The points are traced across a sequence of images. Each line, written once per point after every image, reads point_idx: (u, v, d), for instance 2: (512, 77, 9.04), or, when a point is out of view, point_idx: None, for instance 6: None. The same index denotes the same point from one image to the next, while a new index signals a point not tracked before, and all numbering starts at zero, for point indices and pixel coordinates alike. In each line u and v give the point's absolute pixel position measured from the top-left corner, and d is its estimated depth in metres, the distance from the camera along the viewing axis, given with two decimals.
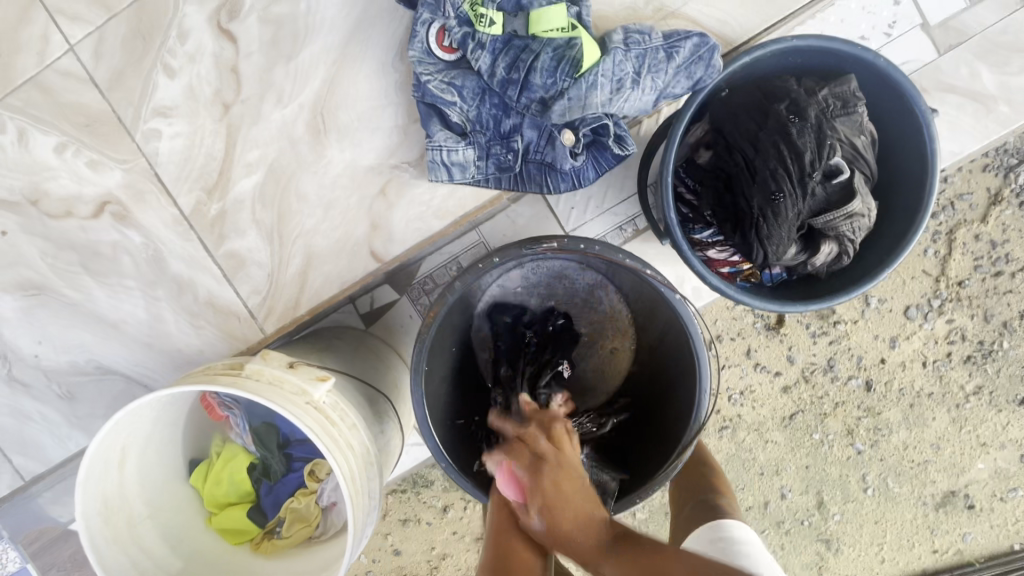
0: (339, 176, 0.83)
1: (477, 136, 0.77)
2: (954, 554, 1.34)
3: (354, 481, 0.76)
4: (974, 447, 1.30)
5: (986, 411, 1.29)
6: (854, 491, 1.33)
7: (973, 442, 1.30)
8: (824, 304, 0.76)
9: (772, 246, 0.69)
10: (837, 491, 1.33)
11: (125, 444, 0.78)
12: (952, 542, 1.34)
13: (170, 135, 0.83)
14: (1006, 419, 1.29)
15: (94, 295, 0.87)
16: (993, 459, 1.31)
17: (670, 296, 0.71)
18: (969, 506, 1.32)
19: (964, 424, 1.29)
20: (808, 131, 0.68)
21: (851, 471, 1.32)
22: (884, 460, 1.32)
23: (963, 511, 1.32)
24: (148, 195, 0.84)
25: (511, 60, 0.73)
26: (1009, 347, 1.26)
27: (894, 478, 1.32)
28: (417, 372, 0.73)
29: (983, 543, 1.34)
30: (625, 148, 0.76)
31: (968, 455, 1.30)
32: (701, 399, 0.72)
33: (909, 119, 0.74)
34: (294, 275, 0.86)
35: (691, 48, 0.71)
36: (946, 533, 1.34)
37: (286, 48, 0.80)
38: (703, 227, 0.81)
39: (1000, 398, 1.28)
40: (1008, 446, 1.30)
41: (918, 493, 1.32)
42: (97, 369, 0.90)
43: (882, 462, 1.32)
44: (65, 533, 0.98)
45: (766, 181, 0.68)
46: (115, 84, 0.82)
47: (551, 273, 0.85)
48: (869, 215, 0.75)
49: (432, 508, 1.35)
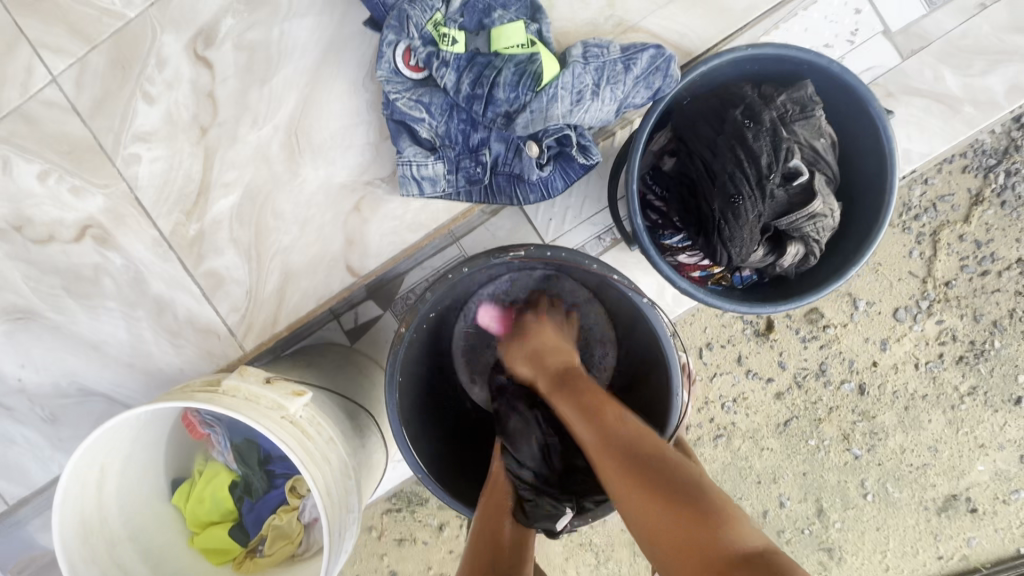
0: (314, 194, 0.85)
1: (447, 150, 0.79)
2: (960, 560, 1.32)
3: (330, 496, 0.76)
4: (973, 449, 1.29)
5: (983, 412, 1.28)
6: (853, 497, 1.31)
7: (972, 444, 1.29)
8: (793, 303, 0.77)
9: (735, 248, 0.70)
10: (836, 497, 1.32)
11: (103, 463, 0.78)
12: (957, 548, 1.32)
13: (150, 159, 0.85)
14: (1004, 419, 1.28)
15: (77, 318, 0.89)
16: (993, 461, 1.29)
17: (639, 301, 0.72)
18: (972, 510, 1.31)
19: (961, 426, 1.28)
20: (764, 135, 0.69)
21: (850, 477, 1.31)
22: (882, 464, 1.30)
23: (967, 515, 1.31)
24: (129, 218, 0.86)
25: (475, 76, 0.75)
26: (1001, 346, 1.26)
27: (893, 483, 1.31)
28: (391, 384, 0.73)
29: (990, 547, 1.32)
30: (590, 157, 0.78)
31: (967, 457, 1.29)
32: (676, 398, 0.73)
33: (865, 119, 0.76)
34: (273, 291, 0.87)
35: (648, 60, 0.73)
36: (950, 539, 1.32)
37: (260, 73, 0.83)
38: (672, 233, 0.83)
39: (996, 398, 1.28)
40: (1007, 447, 1.29)
41: (919, 497, 1.31)
42: (80, 392, 0.91)
43: (880, 467, 1.31)
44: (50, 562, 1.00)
45: (726, 185, 0.70)
46: (96, 113, 0.84)
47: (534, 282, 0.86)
48: (832, 215, 0.76)
49: (428, 526, 1.34)
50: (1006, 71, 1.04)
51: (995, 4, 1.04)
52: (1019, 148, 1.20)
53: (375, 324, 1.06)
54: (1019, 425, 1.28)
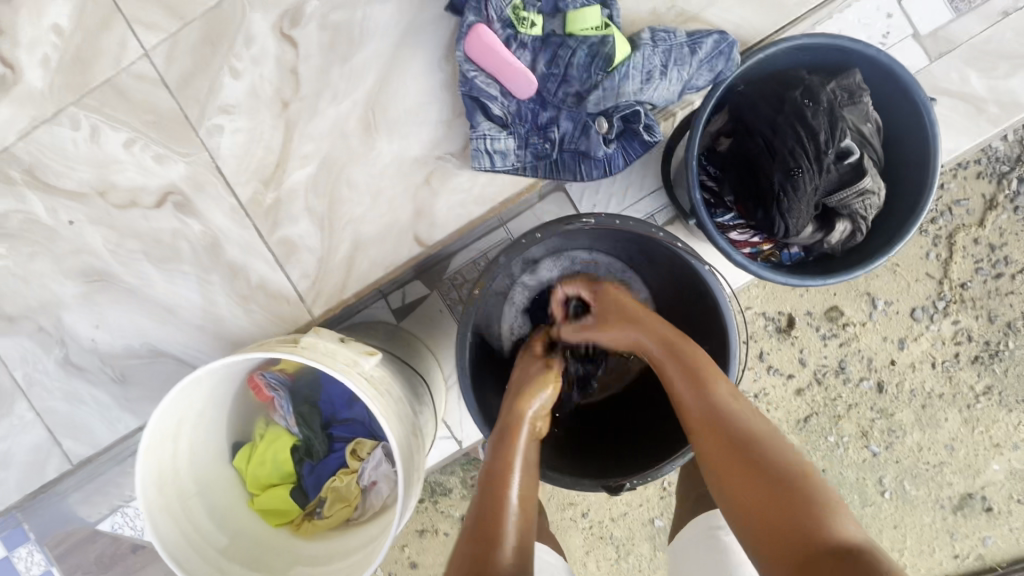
0: (386, 167, 0.90)
1: (517, 127, 0.85)
2: (975, 559, 1.36)
3: (401, 447, 0.80)
4: (987, 448, 1.33)
5: (998, 411, 1.32)
6: (871, 495, 1.35)
7: (987, 443, 1.33)
8: (841, 277, 0.81)
9: (793, 219, 0.76)
10: (855, 494, 1.35)
11: (180, 416, 0.83)
12: (973, 547, 1.36)
13: (232, 130, 0.90)
14: (1018, 420, 1.32)
15: (152, 281, 0.93)
16: (1007, 460, 1.33)
17: (700, 266, 0.77)
18: (987, 509, 1.34)
19: (977, 425, 1.32)
20: (822, 114, 0.75)
21: (868, 474, 1.35)
22: (899, 461, 1.34)
23: (982, 514, 1.34)
24: (208, 186, 0.91)
25: (550, 56, 0.82)
26: (1016, 348, 1.30)
27: (911, 480, 1.34)
28: (464, 338, 0.78)
29: (1004, 547, 1.35)
30: (654, 136, 0.83)
31: (982, 457, 1.33)
32: (732, 363, 0.77)
33: (909, 106, 0.81)
34: (343, 259, 0.92)
35: (712, 44, 0.79)
36: (966, 538, 1.35)
37: (342, 51, 0.88)
38: (725, 211, 0.88)
39: (1010, 399, 1.32)
40: (1022, 447, 1.33)
41: (936, 495, 1.34)
42: (150, 352, 0.95)
43: (898, 464, 1.34)
44: (91, 533, 1.03)
45: (786, 159, 0.75)
46: (183, 86, 0.89)
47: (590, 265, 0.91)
48: (879, 193, 0.81)
49: (450, 517, 1.36)
50: None
51: (1018, 12, 1.10)
52: None
53: (421, 303, 1.11)
54: None
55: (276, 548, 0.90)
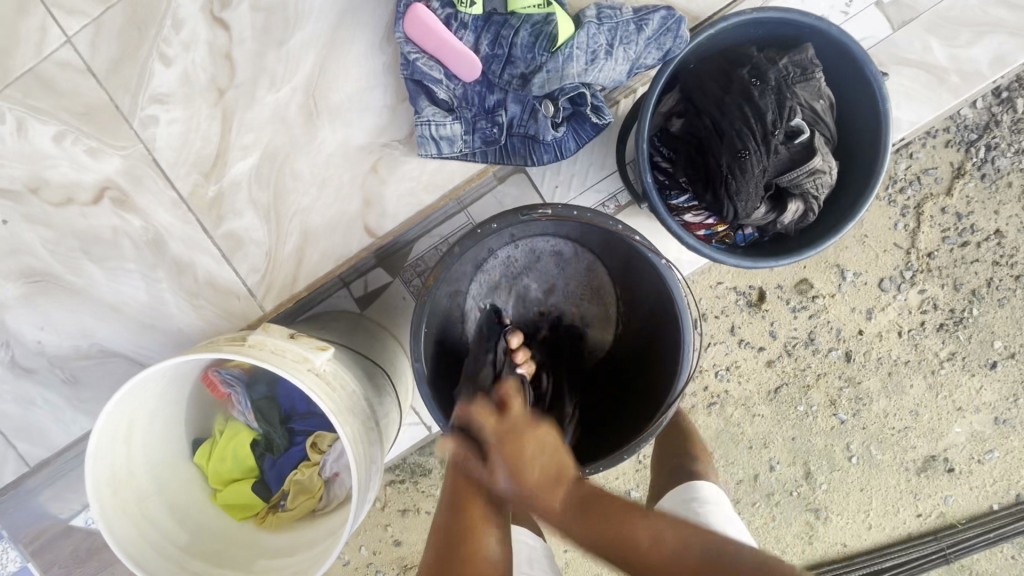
0: (332, 155, 0.87)
1: (463, 111, 0.82)
2: (936, 517, 1.40)
3: (356, 444, 0.79)
4: (951, 412, 1.36)
5: (961, 375, 1.35)
6: (839, 461, 1.39)
7: (951, 407, 1.36)
8: (791, 258, 0.81)
9: (742, 202, 0.74)
10: (823, 460, 1.39)
11: (132, 417, 0.81)
12: (934, 506, 1.40)
13: (167, 120, 0.86)
14: (980, 383, 1.35)
15: (96, 280, 0.90)
16: (969, 423, 1.37)
17: (657, 262, 0.77)
18: (949, 469, 1.38)
19: (940, 390, 1.35)
20: (769, 92, 0.73)
21: (836, 441, 1.38)
22: (866, 428, 1.37)
23: (944, 474, 1.39)
24: (147, 180, 0.87)
25: (493, 36, 0.79)
26: (979, 314, 1.32)
27: (876, 445, 1.38)
28: (415, 334, 0.76)
29: (965, 505, 1.40)
30: (602, 118, 0.81)
31: (945, 420, 1.37)
32: (684, 361, 0.77)
33: (859, 81, 0.80)
34: (292, 252, 0.89)
35: (659, 21, 0.76)
36: (929, 498, 1.40)
37: (277, 35, 0.84)
38: (679, 193, 0.86)
39: (973, 363, 1.34)
40: (982, 410, 1.36)
41: (900, 459, 1.38)
42: (99, 353, 0.93)
43: (864, 430, 1.37)
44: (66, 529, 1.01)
45: (733, 140, 0.73)
46: (112, 75, 0.85)
47: (550, 252, 0.90)
48: (830, 172, 0.79)
49: (432, 496, 1.37)
50: (992, 42, 1.09)
51: None
52: (999, 123, 1.26)
53: (384, 292, 1.09)
54: (994, 389, 1.36)
55: (242, 541, 0.90)
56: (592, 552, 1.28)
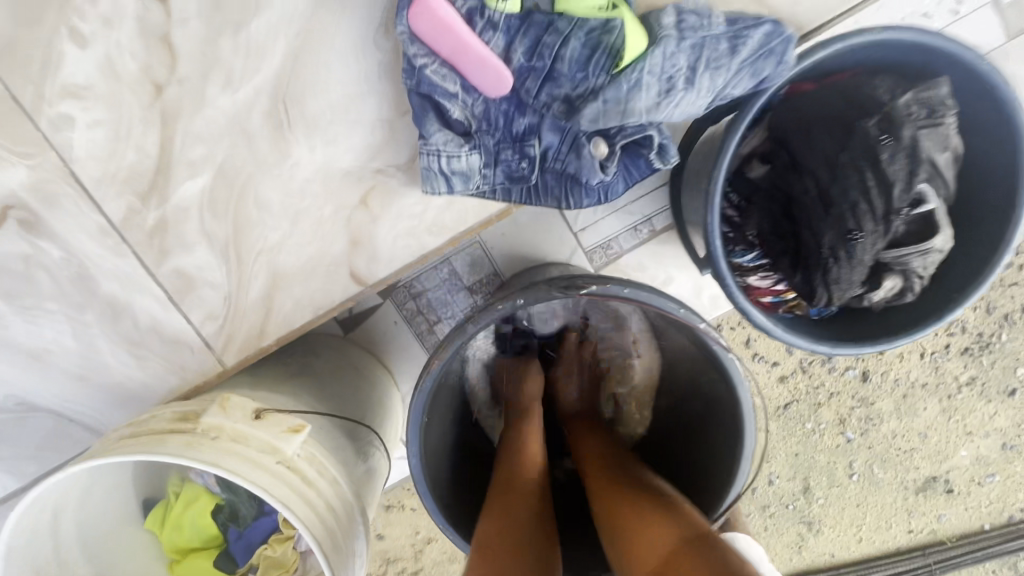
0: (309, 181, 0.67)
1: (484, 137, 0.62)
2: (929, 534, 1.32)
3: (337, 554, 0.65)
4: (959, 435, 1.26)
5: (976, 401, 1.23)
6: (839, 476, 1.28)
7: (960, 431, 1.25)
8: (877, 345, 0.66)
9: (840, 294, 0.58)
10: (823, 476, 1.28)
11: (57, 504, 0.66)
12: (928, 523, 1.31)
13: (87, 122, 0.64)
14: (995, 409, 1.24)
15: (5, 321, 0.71)
16: (975, 447, 1.26)
17: (723, 355, 0.61)
18: (948, 490, 1.29)
19: (953, 414, 1.24)
20: (900, 155, 0.55)
21: (839, 458, 1.27)
22: (872, 447, 1.27)
23: (942, 495, 1.29)
24: (64, 200, 0.67)
25: (532, 42, 0.58)
26: (1008, 339, 1.19)
27: (879, 464, 1.28)
28: (416, 427, 0.62)
29: (958, 523, 1.31)
30: (666, 162, 0.63)
31: (952, 443, 1.26)
32: (741, 469, 0.63)
33: (1000, 130, 0.62)
34: (258, 298, 0.71)
35: (761, 39, 0.56)
36: (923, 515, 1.30)
37: (233, 13, 0.62)
38: (745, 250, 0.70)
39: (991, 389, 1.22)
40: (992, 435, 1.26)
41: (900, 478, 1.28)
42: (21, 405, 0.76)
43: (869, 449, 1.27)
44: None
45: (843, 216, 0.56)
46: (4, 54, 0.62)
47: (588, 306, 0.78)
48: (945, 248, 0.63)
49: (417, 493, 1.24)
50: None
51: None
52: None
53: (371, 316, 0.97)
54: (1009, 415, 1.24)
55: None
56: None
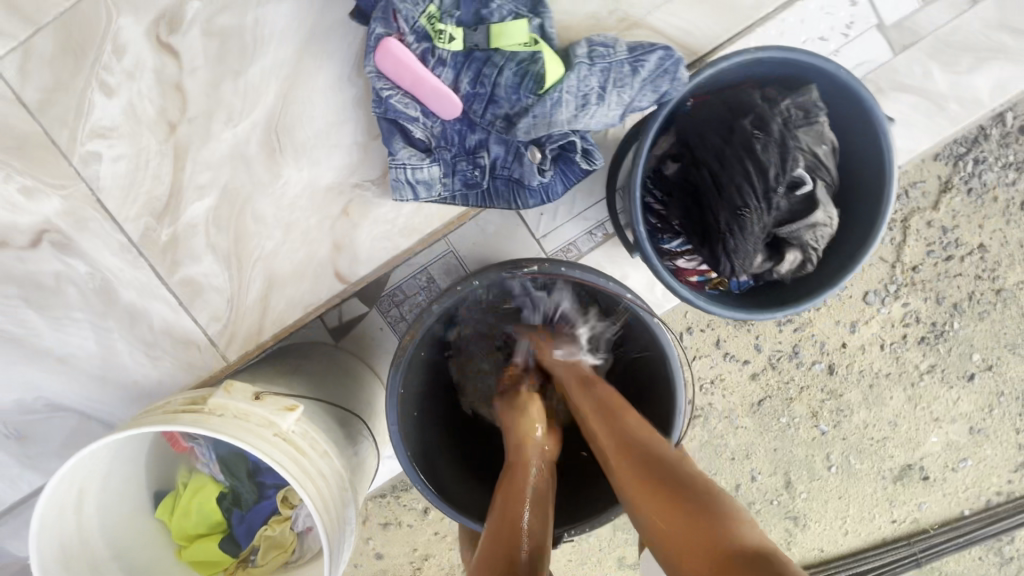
0: (298, 197, 0.80)
1: (442, 152, 0.75)
2: (911, 523, 1.32)
3: (328, 514, 0.73)
4: (927, 422, 1.26)
5: (939, 388, 1.24)
6: (818, 469, 1.28)
7: (927, 418, 1.26)
8: (788, 310, 0.76)
9: (739, 261, 0.71)
10: (803, 470, 1.28)
11: (80, 486, 0.75)
12: (909, 512, 1.31)
13: (111, 157, 0.77)
14: (958, 395, 1.24)
15: (38, 330, 0.82)
16: (945, 432, 1.27)
17: (650, 320, 0.72)
18: (925, 477, 1.29)
19: (920, 401, 1.25)
20: (773, 146, 0.69)
21: (817, 451, 1.27)
22: (846, 439, 1.27)
23: (920, 482, 1.29)
24: (91, 222, 0.79)
25: (475, 74, 0.72)
26: (959, 326, 1.21)
27: (856, 454, 1.28)
28: (393, 396, 0.72)
29: (938, 510, 1.31)
30: (593, 163, 0.76)
31: (922, 430, 1.26)
32: (676, 420, 0.73)
33: (864, 126, 0.75)
34: (256, 299, 0.83)
35: (657, 61, 0.70)
36: (904, 504, 1.31)
37: (233, 63, 0.76)
38: (671, 237, 0.82)
39: (952, 375, 1.23)
40: (959, 420, 1.26)
41: (878, 468, 1.29)
42: (48, 407, 0.86)
43: (844, 441, 1.27)
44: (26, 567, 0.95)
45: (733, 197, 0.69)
46: (45, 105, 0.75)
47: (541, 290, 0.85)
48: (831, 223, 0.76)
49: (413, 510, 1.29)
50: (993, 68, 1.05)
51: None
52: (988, 137, 1.14)
53: (359, 323, 1.01)
54: (972, 399, 1.25)
55: None
56: (576, 562, 1.25)
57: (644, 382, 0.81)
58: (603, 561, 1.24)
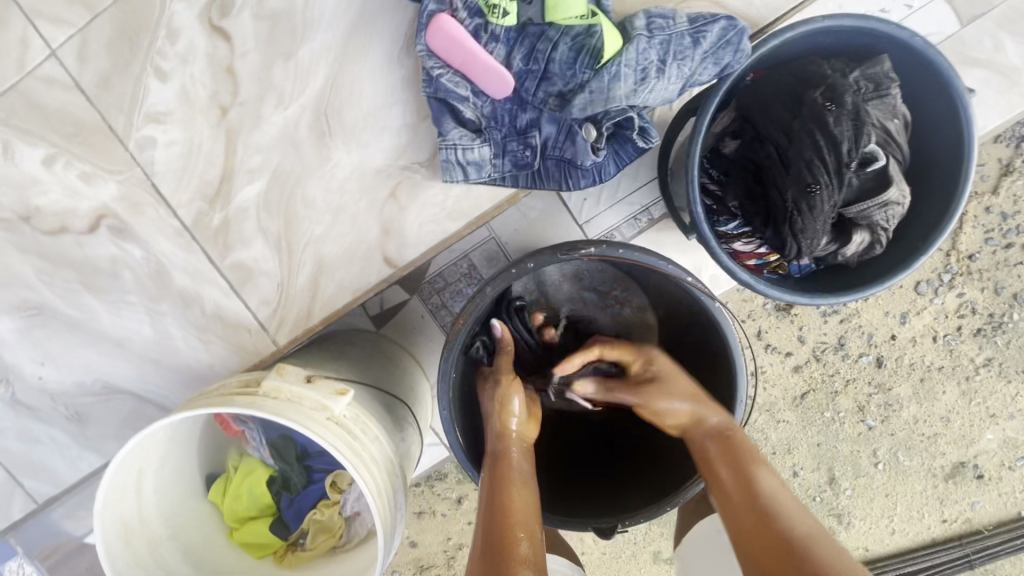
0: (346, 180, 0.79)
1: (493, 133, 0.73)
2: (963, 523, 1.24)
3: (381, 499, 0.72)
4: (983, 418, 1.19)
5: (996, 382, 1.17)
6: (864, 466, 1.22)
7: (983, 413, 1.19)
8: (855, 294, 0.72)
9: (806, 240, 0.67)
10: (849, 466, 1.23)
11: (140, 467, 0.76)
12: (961, 512, 1.23)
13: (165, 142, 0.78)
14: (1016, 389, 1.17)
15: (96, 314, 0.84)
16: (1002, 430, 1.19)
17: (709, 304, 0.69)
18: (979, 476, 1.22)
19: (974, 396, 1.18)
20: (845, 118, 0.65)
21: (862, 447, 1.21)
22: (895, 434, 1.20)
23: (973, 481, 1.22)
24: (146, 207, 0.80)
25: (528, 50, 0.70)
26: (1020, 319, 1.13)
27: (905, 452, 1.21)
28: (447, 378, 0.71)
29: (993, 511, 1.23)
30: (649, 140, 0.75)
31: (977, 426, 1.19)
32: (734, 412, 0.70)
33: (940, 100, 0.71)
34: (305, 284, 0.83)
35: (719, 33, 0.67)
36: (955, 503, 1.23)
37: (284, 46, 0.75)
38: (729, 219, 0.77)
39: (1010, 369, 1.16)
40: (1017, 417, 1.19)
41: (928, 465, 1.22)
42: (106, 389, 0.88)
43: (892, 437, 1.21)
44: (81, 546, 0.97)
45: (801, 172, 0.66)
46: (102, 90, 0.77)
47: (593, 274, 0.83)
48: (903, 202, 0.71)
49: (447, 500, 1.28)
50: None
51: None
52: None
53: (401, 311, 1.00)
54: None
55: None
56: (611, 554, 1.22)
57: (701, 370, 0.79)
58: (639, 557, 1.21)
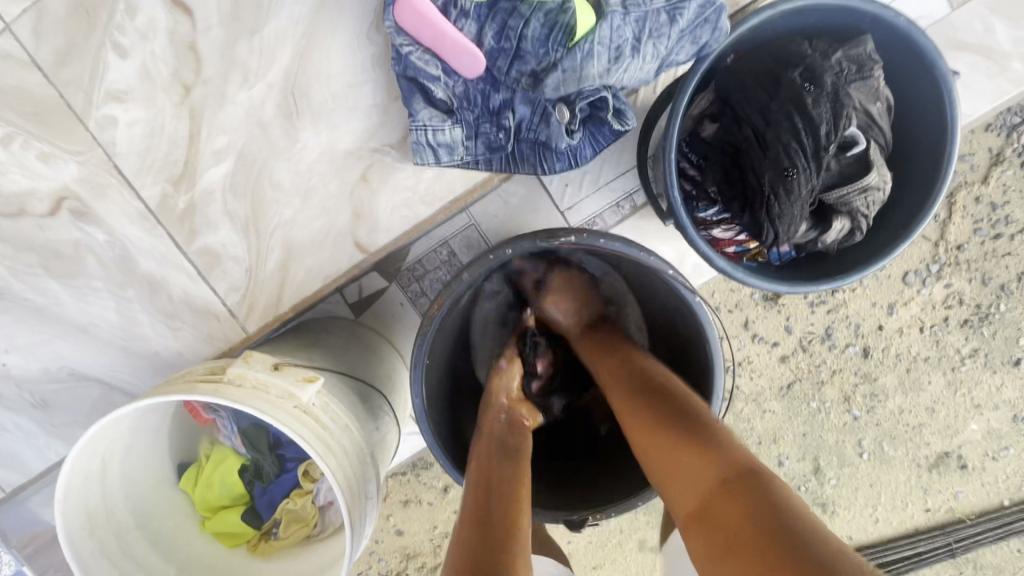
0: (315, 162, 0.77)
1: (465, 114, 0.72)
2: (946, 513, 1.24)
3: (350, 490, 0.70)
4: (968, 409, 1.18)
5: (981, 373, 1.16)
6: (849, 456, 1.22)
7: (968, 404, 1.18)
8: (836, 281, 0.70)
9: (784, 225, 0.66)
10: (834, 455, 1.22)
11: (105, 455, 0.74)
12: (944, 501, 1.23)
13: (127, 121, 0.75)
14: (1001, 380, 1.17)
15: (60, 299, 0.81)
16: (986, 420, 1.19)
17: (689, 297, 0.67)
18: (962, 466, 1.21)
19: (959, 387, 1.17)
20: (824, 101, 0.64)
21: (848, 437, 1.21)
22: (880, 424, 1.20)
23: (956, 471, 1.22)
24: (109, 189, 0.77)
25: (499, 27, 0.67)
26: (1006, 310, 1.13)
27: (889, 441, 1.21)
28: (418, 368, 0.69)
29: (976, 501, 1.23)
30: (625, 123, 0.72)
31: (961, 417, 1.19)
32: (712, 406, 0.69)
33: (922, 83, 0.69)
34: (275, 269, 0.81)
35: (697, 10, 0.63)
36: (939, 493, 1.23)
37: (248, 21, 0.73)
38: (708, 205, 0.75)
39: (996, 359, 1.16)
40: (1002, 407, 1.18)
41: (912, 455, 1.21)
42: (72, 376, 0.86)
43: (878, 427, 1.20)
44: None
45: (779, 156, 0.64)
46: (59, 67, 0.74)
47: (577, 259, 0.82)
48: (884, 188, 0.70)
49: (432, 489, 1.27)
50: None
51: None
52: None
53: (379, 299, 0.96)
54: (1017, 385, 1.17)
55: (232, 571, 0.85)
56: (596, 544, 1.21)
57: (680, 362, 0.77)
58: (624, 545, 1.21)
